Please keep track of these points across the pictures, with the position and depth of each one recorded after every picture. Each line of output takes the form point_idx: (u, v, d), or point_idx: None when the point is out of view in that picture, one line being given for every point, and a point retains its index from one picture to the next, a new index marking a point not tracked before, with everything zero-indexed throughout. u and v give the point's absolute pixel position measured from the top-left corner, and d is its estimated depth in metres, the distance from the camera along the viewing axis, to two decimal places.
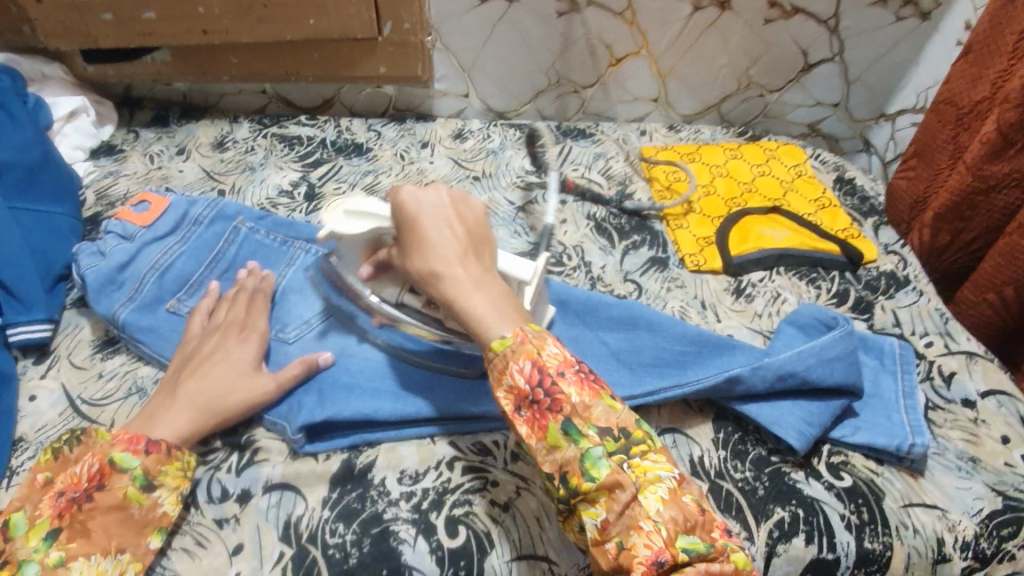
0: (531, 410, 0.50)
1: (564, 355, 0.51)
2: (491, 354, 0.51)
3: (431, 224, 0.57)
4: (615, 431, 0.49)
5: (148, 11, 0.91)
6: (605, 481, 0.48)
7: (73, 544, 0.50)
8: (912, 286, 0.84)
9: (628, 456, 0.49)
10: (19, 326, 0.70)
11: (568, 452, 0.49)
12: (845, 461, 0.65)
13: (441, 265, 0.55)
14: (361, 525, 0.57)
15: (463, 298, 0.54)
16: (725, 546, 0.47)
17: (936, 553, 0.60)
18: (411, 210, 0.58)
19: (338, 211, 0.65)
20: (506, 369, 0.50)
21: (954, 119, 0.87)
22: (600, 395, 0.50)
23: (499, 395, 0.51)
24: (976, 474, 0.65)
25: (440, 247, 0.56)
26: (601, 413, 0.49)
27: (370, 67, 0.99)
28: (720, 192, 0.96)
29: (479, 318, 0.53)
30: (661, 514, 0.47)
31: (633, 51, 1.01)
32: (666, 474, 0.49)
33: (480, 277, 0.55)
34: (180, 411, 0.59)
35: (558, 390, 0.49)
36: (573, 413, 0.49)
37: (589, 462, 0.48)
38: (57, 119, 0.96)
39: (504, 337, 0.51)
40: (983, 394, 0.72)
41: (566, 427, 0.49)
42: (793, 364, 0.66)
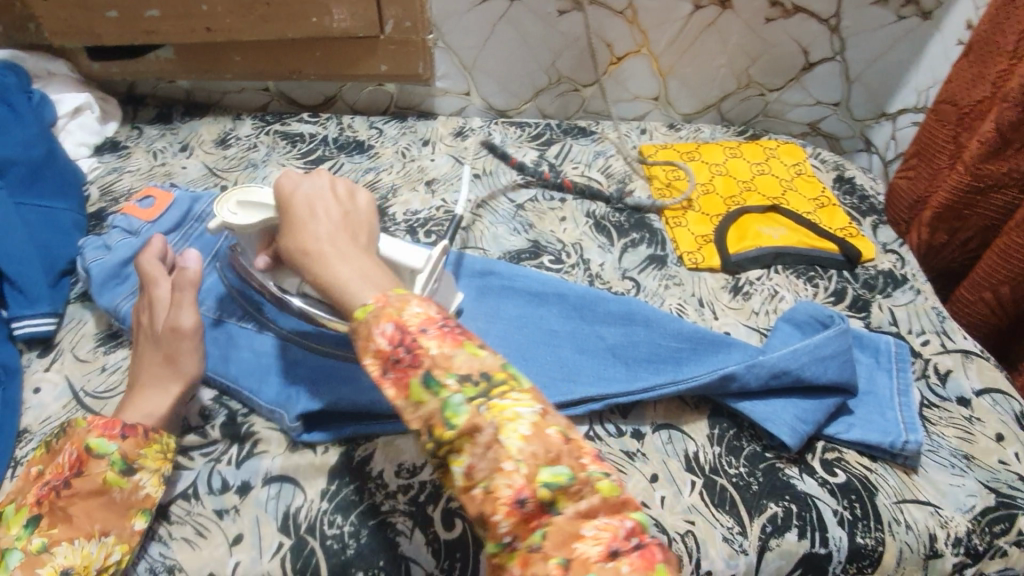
0: (395, 372, 0.44)
1: (427, 312, 0.47)
2: (355, 323, 0.47)
3: (306, 207, 0.58)
4: (475, 375, 0.44)
5: (152, 9, 0.92)
6: (464, 427, 0.42)
7: (55, 530, 0.52)
8: (909, 284, 0.85)
9: (487, 398, 0.43)
10: (24, 320, 0.71)
11: (430, 406, 0.43)
12: (839, 458, 0.66)
13: (313, 240, 0.54)
14: (359, 517, 0.58)
15: (327, 269, 0.51)
16: (595, 475, 0.42)
17: (928, 549, 0.61)
18: (290, 196, 0.59)
19: (231, 201, 0.65)
20: (368, 335, 0.45)
21: (954, 119, 0.87)
22: (461, 344, 0.45)
23: (365, 362, 0.46)
24: (969, 471, 0.66)
25: (309, 225, 0.55)
26: (462, 361, 0.44)
27: (372, 65, 0.99)
28: (718, 190, 0.96)
29: (342, 286, 0.50)
30: (522, 453, 0.41)
31: (633, 50, 1.01)
32: (528, 410, 0.43)
33: (347, 249, 0.53)
34: (154, 393, 0.61)
35: (419, 345, 0.45)
36: (434, 365, 0.44)
37: (449, 411, 0.42)
38: (61, 116, 0.97)
39: (366, 304, 0.47)
40: (978, 392, 0.73)
41: (427, 381, 0.44)
42: (787, 362, 0.66)
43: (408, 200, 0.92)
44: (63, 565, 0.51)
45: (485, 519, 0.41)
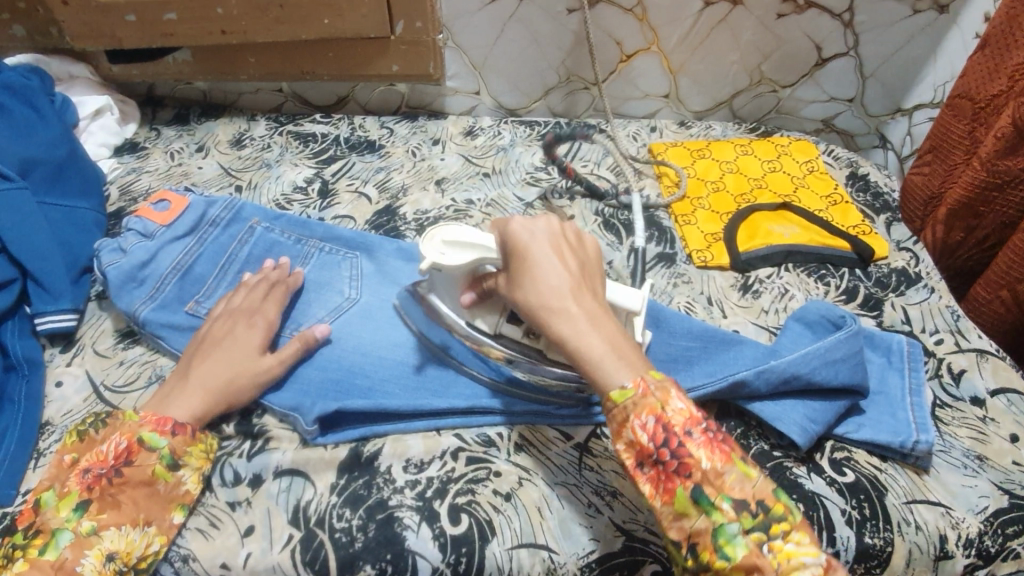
0: (655, 469, 0.46)
1: (690, 410, 0.47)
2: (611, 405, 0.47)
3: (547, 255, 0.52)
4: (752, 505, 0.45)
5: (170, 12, 0.94)
6: (742, 563, 0.43)
7: (104, 514, 0.54)
8: (924, 283, 0.84)
9: (767, 536, 0.44)
10: (47, 316, 0.73)
11: (698, 523, 0.45)
12: (848, 457, 0.65)
13: (560, 300, 0.50)
14: (367, 511, 0.59)
15: (578, 337, 0.49)
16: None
17: (938, 550, 0.60)
18: (523, 243, 0.53)
19: (436, 238, 0.59)
20: (625, 423, 0.47)
21: (970, 114, 0.86)
22: (732, 461, 0.46)
23: (619, 448, 0.48)
24: (982, 472, 0.65)
25: (553, 280, 0.51)
26: (735, 483, 0.45)
27: (384, 66, 1.00)
28: (729, 188, 0.96)
29: (597, 361, 0.48)
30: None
31: (644, 47, 1.01)
32: (812, 560, 0.44)
33: (594, 311, 0.50)
34: (192, 394, 0.62)
35: (686, 452, 0.46)
36: (704, 480, 0.45)
37: (723, 539, 0.44)
38: (83, 117, 0.99)
39: (625, 389, 0.47)
40: (992, 392, 0.72)
41: (696, 496, 0.45)
42: (798, 367, 0.65)
43: (418, 199, 0.93)
44: (109, 550, 0.53)
45: None
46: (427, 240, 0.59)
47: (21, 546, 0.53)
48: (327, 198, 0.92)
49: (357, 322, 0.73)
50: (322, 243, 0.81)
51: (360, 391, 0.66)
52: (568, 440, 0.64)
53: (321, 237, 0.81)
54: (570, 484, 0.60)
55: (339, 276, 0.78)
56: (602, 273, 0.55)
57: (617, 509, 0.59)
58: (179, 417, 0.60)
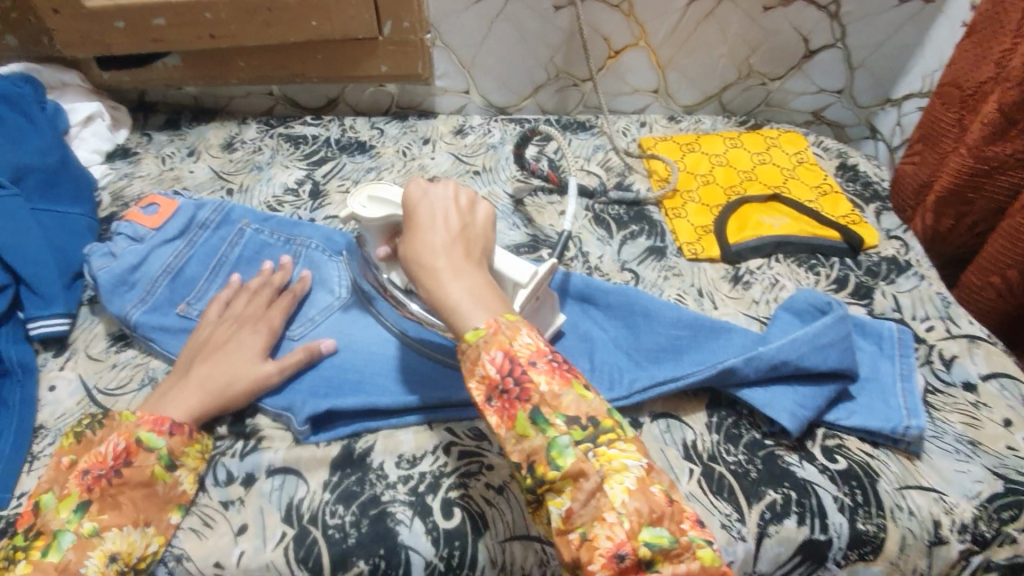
0: (501, 400, 0.47)
1: (537, 344, 0.48)
2: (466, 345, 0.48)
3: (428, 214, 0.55)
4: (584, 419, 0.46)
5: (158, 17, 0.94)
6: (571, 471, 0.45)
7: (105, 515, 0.55)
8: (914, 270, 0.84)
9: (595, 445, 0.45)
10: (40, 321, 0.73)
11: (536, 442, 0.46)
12: (840, 444, 0.65)
13: (427, 253, 0.52)
14: (359, 507, 0.59)
15: (440, 286, 0.50)
16: (695, 541, 0.44)
17: (931, 535, 0.60)
18: (414, 205, 0.56)
19: (364, 193, 0.65)
20: (477, 361, 0.47)
21: (958, 102, 0.86)
22: (571, 385, 0.47)
23: (471, 386, 0.48)
24: (975, 457, 0.65)
25: (427, 235, 0.53)
26: (570, 402, 0.46)
27: (372, 66, 1.01)
28: (719, 180, 0.96)
29: (454, 306, 0.49)
30: (625, 506, 0.44)
31: (632, 43, 1.01)
32: (635, 464, 0.45)
33: (460, 263, 0.51)
34: (192, 392, 0.62)
35: (527, 378, 0.46)
36: (542, 402, 0.46)
37: (555, 452, 0.45)
38: (74, 124, 1.00)
39: (478, 329, 0.47)
40: (984, 377, 0.72)
41: (534, 417, 0.46)
42: (787, 354, 0.65)
43: None
44: (111, 550, 0.54)
45: (580, 563, 0.44)
46: (356, 193, 0.65)
47: (23, 548, 0.53)
48: (318, 199, 0.93)
49: (348, 320, 0.73)
50: (313, 242, 0.81)
51: (352, 386, 0.66)
52: None
53: (311, 237, 0.82)
54: None
55: (330, 275, 0.78)
56: (485, 232, 0.57)
57: None
58: (177, 417, 0.60)
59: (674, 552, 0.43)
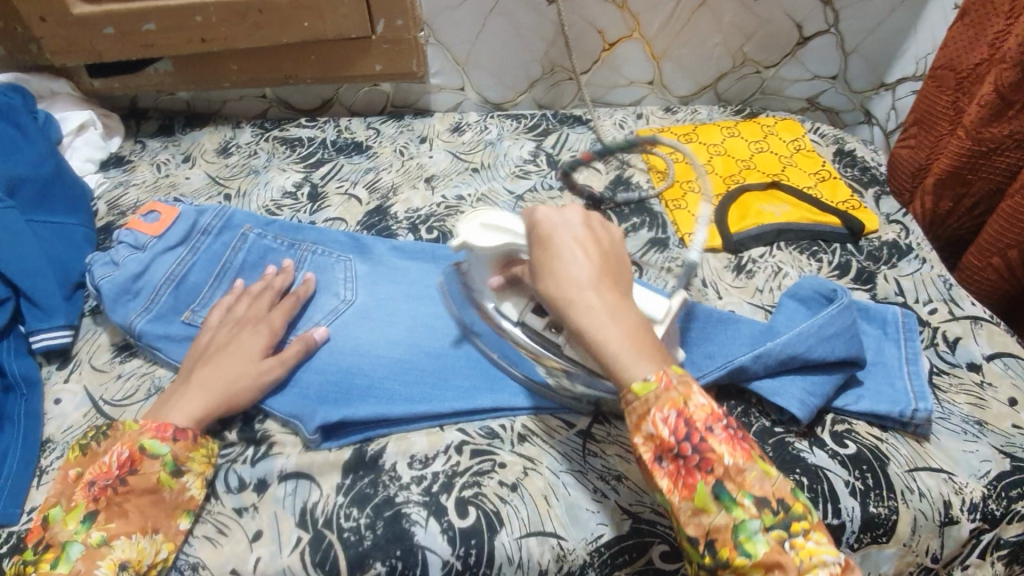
0: (674, 463, 0.47)
1: (712, 408, 0.47)
2: (632, 397, 0.47)
3: (570, 244, 0.52)
4: (772, 503, 0.45)
5: (148, 22, 0.92)
6: (762, 558, 0.44)
7: (112, 524, 0.54)
8: (915, 254, 0.84)
9: (788, 534, 0.45)
10: (41, 333, 0.72)
11: (718, 519, 0.45)
12: (848, 429, 0.66)
13: (575, 288, 0.50)
14: (374, 509, 0.59)
15: (596, 327, 0.48)
16: None
17: (942, 516, 0.61)
18: (548, 232, 0.53)
19: (475, 220, 0.63)
20: (647, 417, 0.47)
21: (952, 84, 0.86)
22: (754, 459, 0.47)
23: (639, 442, 0.48)
24: (983, 437, 0.66)
25: (574, 271, 0.50)
26: (755, 480, 0.46)
27: (366, 66, 1.00)
28: (718, 170, 0.96)
29: (615, 354, 0.48)
30: None
31: (626, 34, 1.01)
32: (831, 558, 0.44)
33: (617, 304, 0.49)
34: (193, 397, 0.62)
35: (708, 448, 0.46)
36: (726, 476, 0.46)
37: (744, 535, 0.44)
38: (66, 133, 0.98)
39: (647, 381, 0.47)
40: (988, 357, 0.73)
41: (717, 492, 0.45)
42: (795, 346, 0.65)
43: (409, 198, 0.92)
44: (120, 559, 0.53)
45: None
46: (465, 222, 0.63)
47: (32, 563, 0.53)
48: (317, 201, 0.92)
49: (354, 323, 0.73)
50: (315, 246, 0.81)
51: (360, 391, 0.66)
52: (571, 428, 0.64)
53: (314, 241, 0.81)
54: (575, 471, 0.61)
55: (334, 278, 0.78)
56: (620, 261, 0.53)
57: (623, 493, 0.59)
58: (179, 422, 0.60)
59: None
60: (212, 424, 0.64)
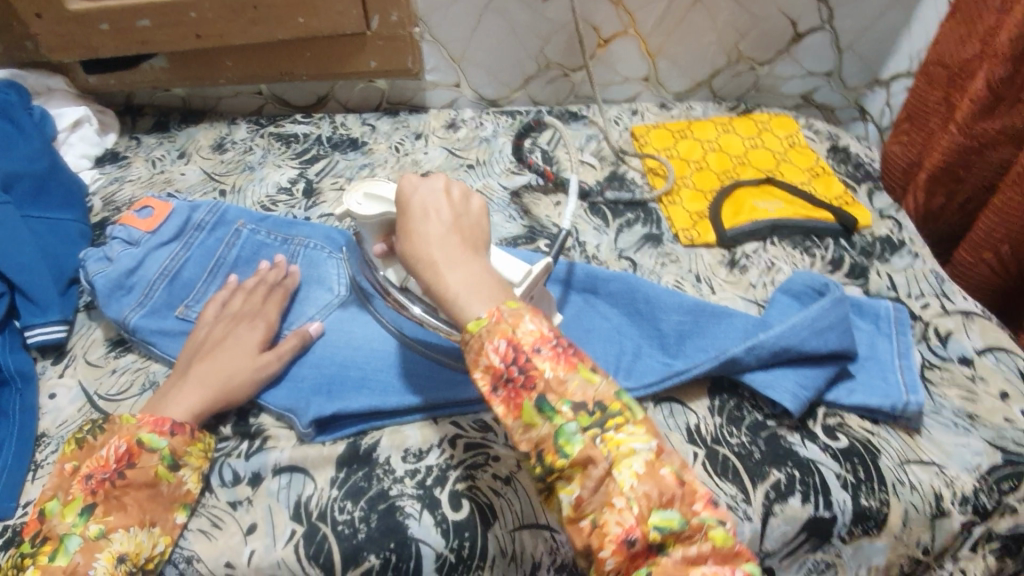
0: (507, 389, 0.45)
1: (542, 330, 0.46)
2: (467, 336, 0.47)
3: (420, 204, 0.54)
4: (590, 405, 0.45)
5: (143, 19, 0.92)
6: (578, 457, 0.44)
7: (110, 517, 0.55)
8: (907, 249, 0.84)
9: (602, 430, 0.45)
10: (36, 328, 0.72)
11: (543, 430, 0.45)
12: (840, 422, 0.66)
13: (425, 243, 0.51)
14: (368, 502, 0.59)
15: (439, 277, 0.49)
16: (706, 521, 0.43)
17: (934, 508, 0.62)
18: (406, 195, 0.55)
19: (360, 190, 0.64)
20: (481, 351, 0.46)
21: (944, 81, 0.87)
22: (576, 369, 0.46)
23: (476, 376, 0.46)
24: (974, 430, 0.66)
25: (422, 227, 0.52)
26: (576, 388, 0.45)
27: (361, 62, 1.00)
28: (712, 166, 0.96)
29: (453, 299, 0.48)
30: (634, 490, 0.43)
31: (621, 31, 1.01)
32: (643, 447, 0.45)
33: (458, 254, 0.50)
34: (190, 391, 0.62)
35: (533, 366, 0.45)
36: (547, 389, 0.45)
37: (563, 439, 0.44)
38: (62, 130, 0.98)
39: (480, 318, 0.46)
40: (981, 350, 0.73)
41: (541, 405, 0.45)
42: (787, 340, 0.66)
43: None
44: (119, 552, 0.53)
45: (591, 551, 0.43)
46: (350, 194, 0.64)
47: (30, 555, 0.53)
48: (312, 197, 0.92)
49: (347, 318, 0.73)
50: (308, 240, 0.81)
51: (354, 384, 0.67)
52: None
53: (308, 236, 0.81)
54: None
55: (328, 273, 0.78)
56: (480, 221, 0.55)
57: None
58: (177, 417, 0.60)
59: (686, 530, 0.43)
60: (208, 418, 0.64)
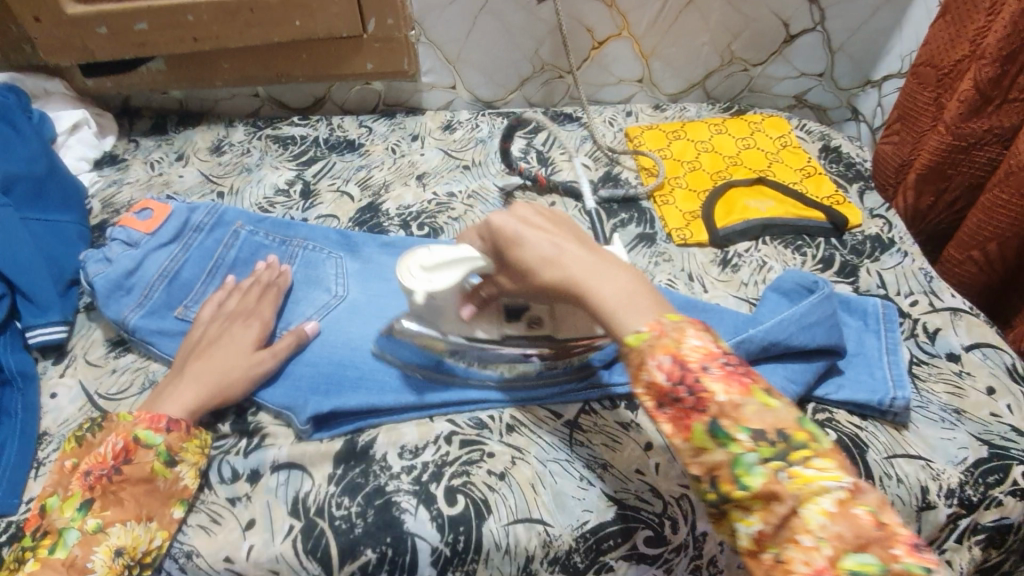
0: (674, 409, 0.44)
1: (707, 345, 0.45)
2: (629, 350, 0.47)
3: (531, 229, 0.53)
4: (771, 434, 0.43)
5: (140, 22, 0.93)
6: (760, 490, 0.42)
7: (108, 512, 0.56)
8: (897, 247, 0.86)
9: (787, 463, 0.42)
10: (36, 329, 0.73)
11: (717, 455, 0.43)
12: (829, 418, 0.67)
13: (562, 262, 0.51)
14: (364, 498, 0.60)
15: (593, 291, 0.49)
16: (912, 570, 0.38)
17: (920, 501, 0.63)
18: (505, 223, 0.54)
19: (417, 268, 0.58)
20: (642, 366, 0.45)
21: (934, 81, 0.88)
22: (751, 393, 0.44)
23: (637, 392, 0.46)
24: (960, 424, 0.67)
25: (549, 247, 0.52)
26: (753, 413, 0.43)
27: (358, 64, 1.01)
28: (705, 166, 0.97)
29: (612, 311, 0.48)
30: (825, 530, 0.40)
31: (615, 33, 1.02)
32: (835, 484, 0.41)
33: (602, 265, 0.51)
34: (186, 389, 0.63)
35: (702, 387, 0.44)
36: (720, 413, 0.43)
37: (740, 470, 0.42)
38: (60, 132, 0.99)
39: (640, 332, 0.46)
40: (967, 347, 0.74)
41: (712, 429, 0.43)
42: (776, 334, 0.67)
43: (401, 194, 0.93)
44: (117, 545, 0.55)
45: None
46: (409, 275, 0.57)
47: (31, 548, 0.54)
48: (309, 198, 0.93)
49: (345, 317, 0.74)
50: (306, 241, 0.82)
51: (350, 382, 0.68)
52: (558, 418, 0.66)
53: (305, 237, 0.83)
54: (562, 460, 0.62)
55: (325, 273, 0.79)
56: (571, 228, 0.56)
57: (608, 480, 0.61)
58: (174, 414, 0.61)
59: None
60: (206, 416, 0.65)
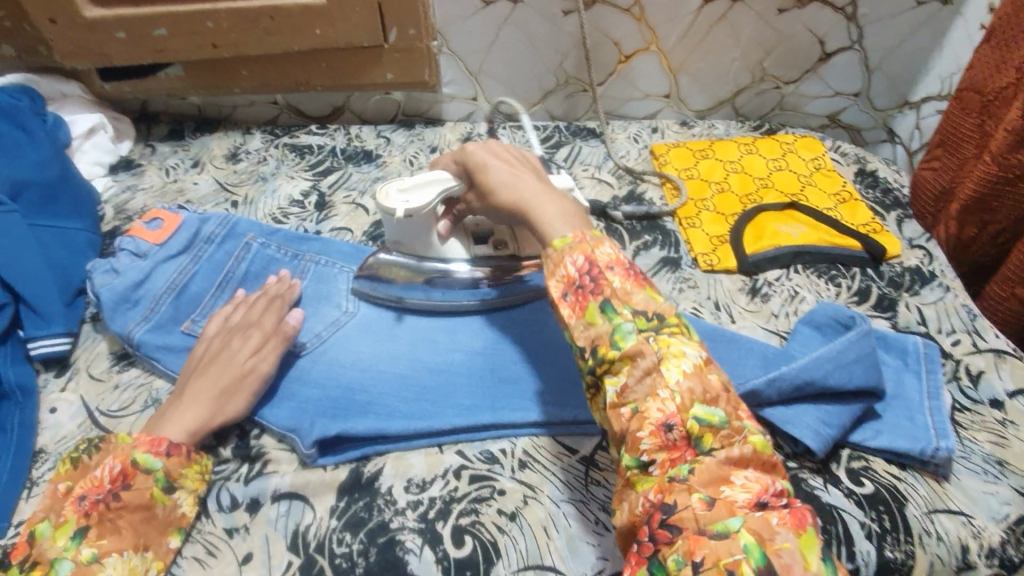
0: (576, 294, 0.53)
1: (617, 254, 0.53)
2: (552, 250, 0.55)
3: (500, 165, 0.62)
4: (650, 313, 0.51)
5: (160, 27, 0.92)
6: (630, 351, 0.49)
7: (104, 541, 0.52)
8: (938, 281, 0.81)
9: (656, 333, 0.50)
10: (41, 340, 0.72)
11: (602, 328, 0.51)
12: (866, 466, 0.63)
13: (516, 188, 0.60)
14: (368, 535, 0.57)
15: (535, 209, 0.58)
16: (746, 426, 0.48)
17: (959, 561, 0.58)
18: (481, 159, 0.64)
19: (395, 191, 0.66)
20: (561, 262, 0.54)
21: (978, 106, 0.83)
22: (642, 287, 0.52)
23: (551, 283, 0.54)
24: (1004, 478, 0.62)
25: (510, 178, 0.61)
26: (640, 299, 0.51)
27: (378, 74, 0.99)
28: (734, 189, 0.93)
29: (544, 223, 0.57)
30: (679, 385, 0.48)
31: (643, 47, 0.99)
32: (693, 353, 0.50)
33: (546, 193, 0.59)
34: (189, 411, 0.60)
35: (604, 278, 0.52)
36: (613, 296, 0.51)
37: (618, 335, 0.50)
38: (76, 137, 0.98)
39: (566, 236, 0.55)
40: (1012, 393, 0.69)
41: (604, 307, 0.51)
42: (811, 372, 0.62)
43: None
44: None
45: (631, 433, 0.49)
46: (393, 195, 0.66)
47: None
48: (323, 210, 0.91)
49: (356, 337, 0.72)
50: (319, 256, 0.80)
51: (358, 407, 0.65)
52: (574, 454, 0.62)
53: (318, 251, 0.80)
54: (577, 501, 0.59)
55: (335, 289, 0.76)
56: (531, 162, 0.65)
57: None
58: (174, 437, 0.59)
59: (726, 431, 0.47)
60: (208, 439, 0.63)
